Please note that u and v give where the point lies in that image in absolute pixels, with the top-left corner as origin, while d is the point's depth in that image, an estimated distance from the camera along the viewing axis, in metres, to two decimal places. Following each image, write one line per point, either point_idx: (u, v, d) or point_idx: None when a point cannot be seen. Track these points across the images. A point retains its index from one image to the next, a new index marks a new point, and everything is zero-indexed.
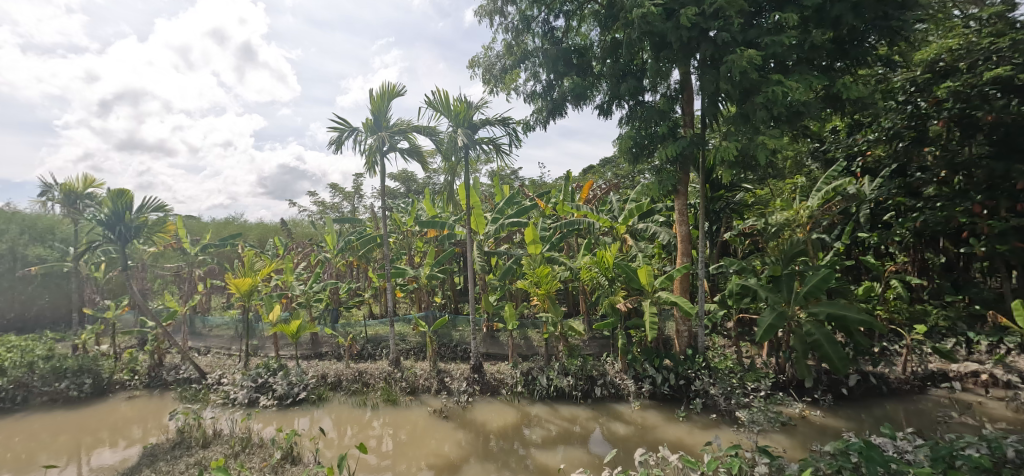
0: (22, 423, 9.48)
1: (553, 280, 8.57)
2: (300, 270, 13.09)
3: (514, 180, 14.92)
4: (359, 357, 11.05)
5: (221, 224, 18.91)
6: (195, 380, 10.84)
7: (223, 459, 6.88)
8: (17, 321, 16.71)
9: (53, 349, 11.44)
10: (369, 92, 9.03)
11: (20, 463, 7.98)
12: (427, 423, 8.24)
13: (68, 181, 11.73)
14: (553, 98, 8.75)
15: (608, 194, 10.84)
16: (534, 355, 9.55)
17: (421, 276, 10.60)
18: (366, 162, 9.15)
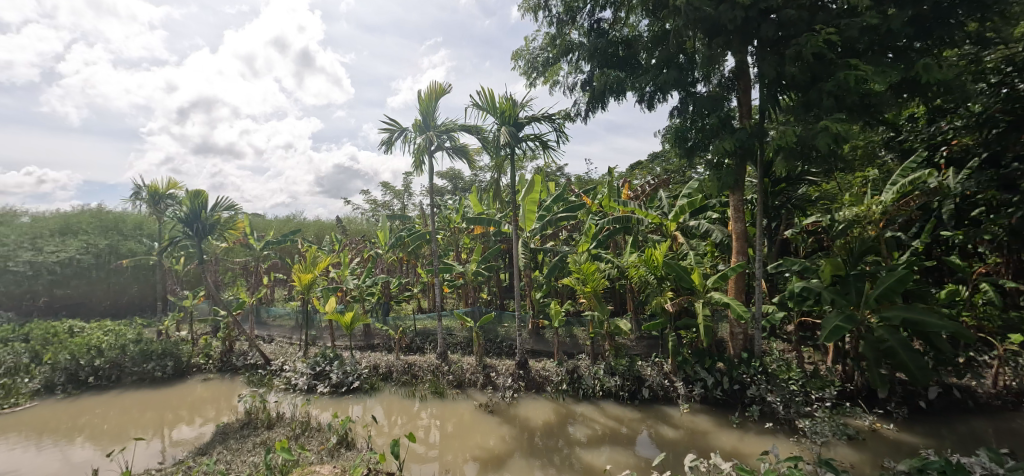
0: (116, 399, 10.52)
1: (599, 278, 8.40)
2: (354, 265, 13.67)
3: (559, 177, 14.78)
4: (409, 349, 11.40)
5: (283, 222, 20.10)
6: (260, 366, 11.59)
7: (286, 441, 7.31)
8: (113, 307, 18.59)
9: (141, 333, 12.59)
10: (418, 93, 9.22)
11: (115, 434, 8.87)
12: (472, 417, 8.36)
13: (153, 182, 12.86)
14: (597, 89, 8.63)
15: (657, 189, 10.48)
16: (579, 354, 9.42)
17: (468, 273, 10.74)
18: (415, 161, 9.37)
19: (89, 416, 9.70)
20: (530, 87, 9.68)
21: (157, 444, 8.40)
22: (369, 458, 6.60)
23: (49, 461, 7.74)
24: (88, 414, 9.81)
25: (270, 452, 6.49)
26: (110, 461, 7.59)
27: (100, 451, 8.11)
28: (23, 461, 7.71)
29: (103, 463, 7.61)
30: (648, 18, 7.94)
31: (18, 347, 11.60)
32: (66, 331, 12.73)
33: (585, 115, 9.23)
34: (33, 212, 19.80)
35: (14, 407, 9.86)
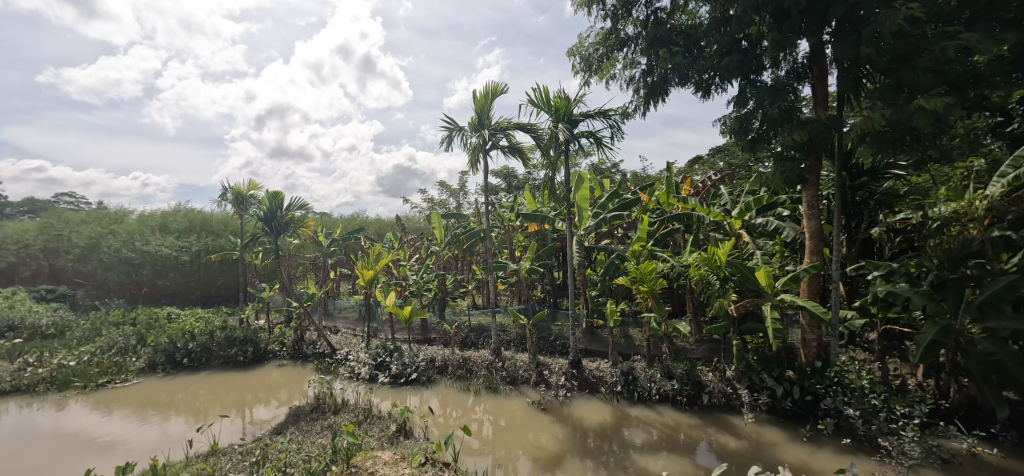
0: (204, 380, 11.56)
1: (657, 277, 8.08)
2: (412, 262, 14.13)
3: (614, 174, 14.41)
4: (464, 344, 11.60)
5: (348, 220, 21.17)
6: (327, 355, 12.28)
7: (351, 426, 7.66)
8: (203, 297, 20.49)
9: (226, 321, 13.74)
10: (473, 93, 9.31)
11: (204, 411, 9.76)
12: (525, 414, 8.35)
13: (236, 184, 13.96)
14: (654, 82, 8.35)
15: (720, 185, 9.93)
16: (635, 355, 9.11)
17: (522, 270, 10.73)
18: (471, 160, 9.46)
19: (183, 394, 10.74)
20: (583, 84, 9.55)
21: (239, 421, 9.15)
22: (427, 447, 6.77)
23: (151, 432, 8.65)
24: (181, 392, 10.86)
25: (336, 435, 6.83)
26: (200, 435, 8.35)
27: (192, 425, 8.95)
28: (130, 431, 8.67)
29: (195, 436, 8.40)
30: (710, 4, 7.52)
31: (127, 329, 13.02)
32: (164, 317, 14.14)
33: (642, 110, 8.94)
34: (138, 212, 22.23)
35: (124, 382, 11.09)
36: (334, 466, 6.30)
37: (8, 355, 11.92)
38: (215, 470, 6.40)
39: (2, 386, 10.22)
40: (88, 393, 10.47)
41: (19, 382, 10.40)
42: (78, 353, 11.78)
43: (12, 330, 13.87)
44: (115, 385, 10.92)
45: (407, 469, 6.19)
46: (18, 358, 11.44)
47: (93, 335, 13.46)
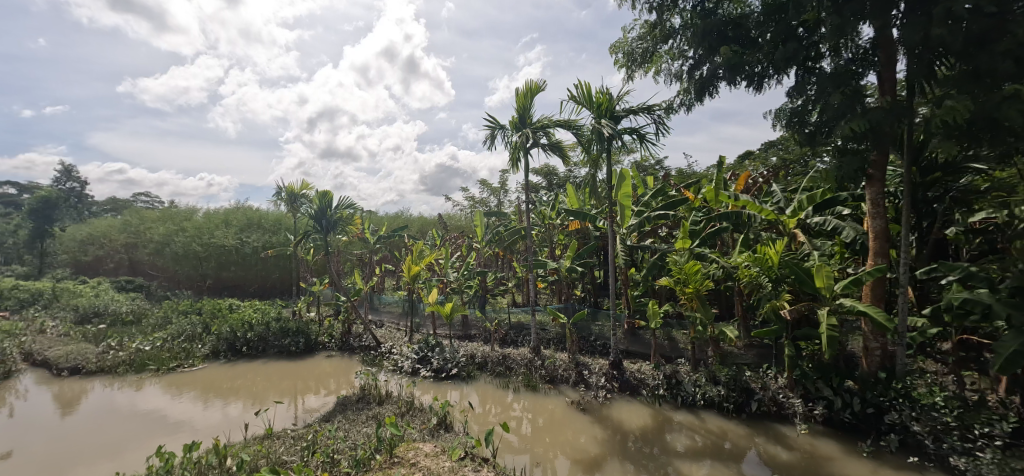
0: (260, 367, 12.20)
1: (703, 278, 7.74)
2: (454, 259, 14.30)
3: (658, 171, 13.99)
4: (504, 342, 11.62)
5: (393, 218, 21.72)
6: (372, 348, 12.64)
7: (394, 417, 7.84)
8: (261, 290, 21.66)
9: (280, 313, 14.44)
10: (514, 91, 9.27)
11: (260, 397, 10.31)
12: (564, 414, 8.25)
13: (290, 184, 14.61)
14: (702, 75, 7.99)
15: (772, 182, 9.39)
16: (679, 358, 8.78)
17: (562, 268, 10.60)
18: (512, 158, 9.43)
19: (242, 380, 11.39)
20: (627, 80, 9.31)
21: (292, 408, 9.60)
22: (466, 441, 6.82)
23: (213, 413, 9.22)
24: (241, 378, 11.51)
25: (380, 425, 7.00)
26: (257, 418, 8.83)
27: (249, 409, 9.48)
28: (195, 412, 9.28)
29: (252, 419, 8.89)
30: None
31: (194, 318, 13.96)
32: (226, 307, 15.04)
33: (689, 105, 8.59)
34: (205, 210, 23.80)
35: (191, 367, 11.87)
36: (378, 455, 6.46)
37: (94, 339, 13.06)
38: (270, 452, 6.72)
39: (89, 366, 11.20)
40: (161, 375, 11.30)
41: (103, 363, 11.35)
42: (152, 338, 12.73)
43: (98, 316, 15.20)
44: (184, 369, 11.72)
45: (447, 462, 6.25)
46: (102, 342, 12.51)
47: (166, 322, 14.51)
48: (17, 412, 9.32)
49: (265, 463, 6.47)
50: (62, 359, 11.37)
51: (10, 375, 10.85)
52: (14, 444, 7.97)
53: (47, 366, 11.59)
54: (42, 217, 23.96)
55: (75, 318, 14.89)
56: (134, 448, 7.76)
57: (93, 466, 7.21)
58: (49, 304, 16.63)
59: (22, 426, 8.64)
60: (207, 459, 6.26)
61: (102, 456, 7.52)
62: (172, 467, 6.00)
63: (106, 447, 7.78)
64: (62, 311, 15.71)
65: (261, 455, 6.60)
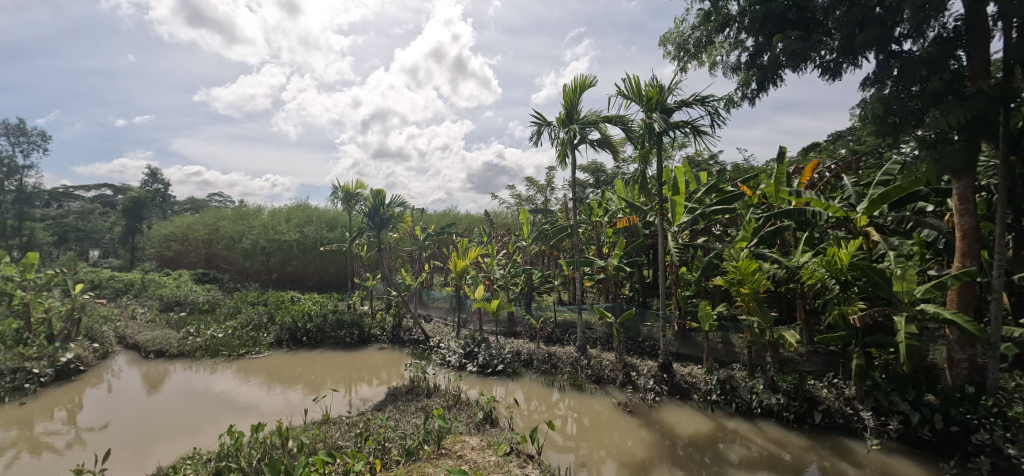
0: (318, 357, 12.78)
1: (762, 279, 7.29)
2: (501, 256, 14.33)
3: (712, 167, 13.35)
4: (549, 340, 11.51)
5: (442, 215, 22.11)
6: (421, 342, 12.92)
7: (442, 409, 7.94)
8: (319, 284, 22.71)
9: (336, 306, 15.06)
10: (562, 87, 9.10)
11: (318, 384, 10.81)
12: (610, 415, 8.05)
13: (345, 183, 15.19)
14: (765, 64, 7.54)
15: (841, 176, 8.69)
16: (734, 363, 8.33)
17: (610, 267, 10.34)
18: (559, 155, 9.28)
19: (302, 368, 12.00)
20: (679, 72, 8.96)
21: (347, 396, 9.98)
22: (512, 437, 6.79)
23: (277, 398, 9.76)
24: (301, 366, 12.13)
25: (428, 417, 7.11)
26: (315, 404, 9.25)
27: (309, 395, 9.96)
28: (261, 396, 9.86)
29: (311, 405, 9.33)
30: None
31: (260, 308, 14.85)
32: (289, 299, 15.89)
33: (751, 97, 8.12)
34: (269, 208, 25.24)
35: (258, 354, 12.63)
36: (427, 445, 6.59)
37: (176, 326, 14.21)
38: (327, 436, 7.01)
39: (171, 350, 12.18)
40: (232, 361, 12.10)
41: (183, 348, 12.31)
42: (224, 326, 13.67)
43: (179, 305, 16.54)
44: (251, 356, 12.49)
45: (493, 457, 6.26)
46: (183, 329, 13.58)
47: (235, 311, 15.53)
48: (113, 388, 10.28)
49: (322, 447, 6.75)
50: (149, 342, 12.45)
51: (107, 355, 11.89)
52: (109, 417, 8.80)
53: (136, 348, 12.72)
54: (134, 216, 26.36)
55: (160, 306, 16.29)
56: (208, 426, 8.35)
57: (173, 441, 7.82)
58: (139, 294, 18.32)
59: (116, 401, 9.53)
60: (271, 441, 6.61)
61: (180, 432, 8.15)
62: (240, 446, 6.40)
63: (185, 424, 8.42)
64: (149, 299, 17.24)
65: (319, 439, 6.89)
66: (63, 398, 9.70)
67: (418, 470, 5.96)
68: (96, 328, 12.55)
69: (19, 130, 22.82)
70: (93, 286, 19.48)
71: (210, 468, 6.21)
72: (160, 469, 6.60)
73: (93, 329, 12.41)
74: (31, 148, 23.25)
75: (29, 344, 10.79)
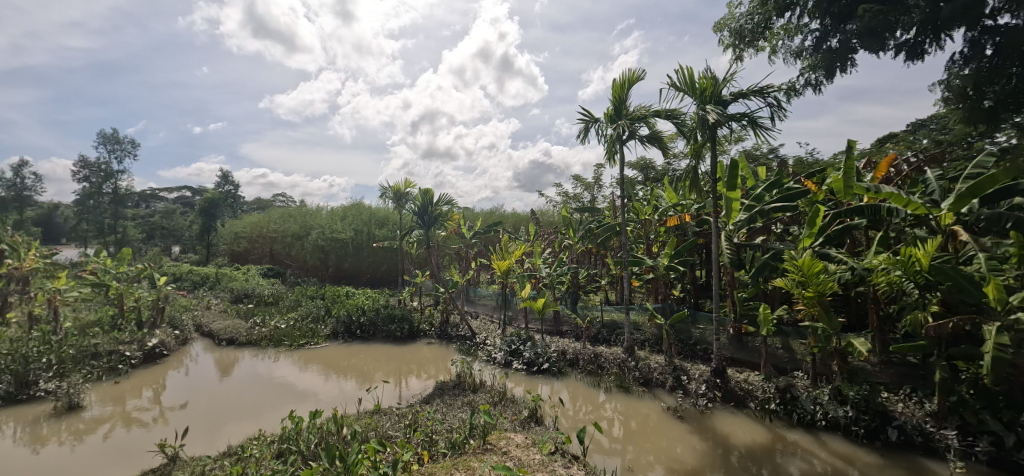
0: (369, 349, 13.19)
1: (827, 281, 6.77)
2: (547, 255, 14.20)
3: (772, 161, 12.57)
4: (595, 340, 11.28)
5: (488, 214, 22.21)
6: (468, 338, 13.04)
7: (487, 405, 7.97)
8: (372, 279, 23.51)
9: (388, 301, 15.51)
10: (610, 81, 8.86)
11: (369, 376, 11.15)
12: (658, 420, 7.75)
13: (395, 183, 15.60)
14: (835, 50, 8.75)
15: (923, 169, 7.87)
16: (795, 371, 7.78)
17: (659, 266, 9.94)
18: (607, 152, 9.02)
19: (356, 359, 12.44)
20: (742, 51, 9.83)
21: (397, 388, 10.24)
22: (556, 436, 6.70)
23: (332, 386, 10.19)
24: (355, 357, 12.59)
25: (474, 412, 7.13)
26: (367, 394, 9.57)
27: (362, 386, 10.31)
28: (318, 384, 10.32)
29: (364, 395, 9.64)
30: None
31: (318, 302, 15.55)
32: (344, 294, 16.55)
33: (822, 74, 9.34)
34: (326, 207, 26.41)
35: (316, 345, 13.24)
36: (472, 440, 6.61)
37: (245, 316, 15.19)
38: (378, 426, 7.20)
39: (240, 339, 13.02)
40: (293, 351, 12.75)
41: (250, 337, 13.12)
42: (287, 318, 14.43)
43: (247, 297, 17.66)
44: (310, 346, 13.11)
45: (538, 455, 6.18)
46: (250, 319, 14.50)
47: (296, 304, 16.36)
48: (190, 371, 11.10)
49: (374, 435, 6.96)
50: (221, 331, 13.38)
51: (186, 341, 12.85)
52: (187, 397, 9.50)
53: (211, 336, 13.67)
54: (209, 215, 28.42)
55: (231, 298, 17.48)
56: (271, 410, 8.83)
57: (240, 423, 8.33)
58: (213, 286, 19.77)
59: (193, 384, 10.28)
60: (328, 427, 6.86)
61: (247, 415, 8.67)
62: (300, 430, 6.67)
63: (251, 407, 8.96)
64: (221, 291, 18.54)
65: (371, 427, 7.10)
66: (149, 378, 10.54)
67: (463, 464, 5.99)
68: (177, 317, 13.63)
69: (113, 138, 25.11)
70: (174, 279, 21.25)
71: (273, 450, 6.55)
72: (230, 447, 7.02)
73: (174, 317, 13.45)
74: (123, 155, 25.52)
75: (122, 329, 11.85)
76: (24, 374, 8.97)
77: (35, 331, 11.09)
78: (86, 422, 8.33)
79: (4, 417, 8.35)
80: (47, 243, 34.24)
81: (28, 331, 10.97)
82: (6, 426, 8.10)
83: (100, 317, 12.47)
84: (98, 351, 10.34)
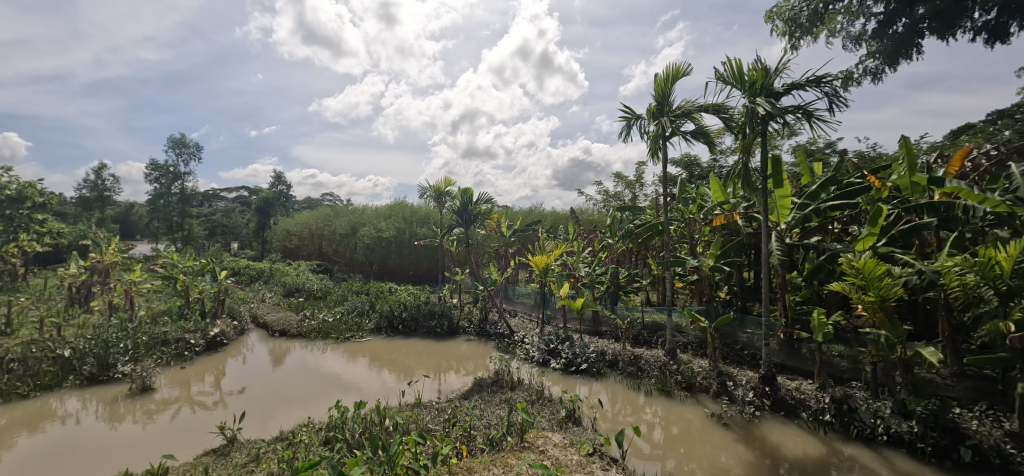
0: (411, 344, 13.42)
1: (891, 285, 6.27)
2: (586, 254, 13.99)
3: (829, 156, 11.83)
4: (636, 342, 11.00)
5: (528, 212, 22.14)
6: (507, 336, 13.04)
7: (525, 403, 7.94)
8: (414, 276, 23.95)
9: (429, 297, 15.75)
10: (653, 76, 8.57)
11: (410, 370, 11.35)
12: (701, 426, 7.44)
13: (436, 182, 15.81)
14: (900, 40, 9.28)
15: (1007, 163, 7.15)
16: (853, 381, 7.27)
17: (704, 267, 9.54)
18: (650, 149, 8.73)
19: (398, 353, 12.71)
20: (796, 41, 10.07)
21: (437, 383, 10.37)
22: (595, 438, 6.57)
23: (375, 379, 10.43)
24: (397, 352, 12.86)
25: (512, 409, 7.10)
26: (409, 388, 9.74)
27: (403, 379, 10.51)
28: (363, 376, 10.61)
29: (405, 389, 9.82)
30: None
31: (364, 297, 16.01)
32: (387, 290, 16.96)
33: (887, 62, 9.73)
34: (371, 205, 27.16)
35: (361, 338, 13.62)
36: (510, 437, 6.59)
37: (296, 309, 15.87)
38: (418, 419, 7.30)
39: (292, 331, 13.60)
40: (339, 344, 13.18)
41: (301, 329, 13.68)
42: (334, 311, 14.93)
43: (299, 291, 18.46)
44: (355, 340, 13.50)
45: (576, 456, 6.08)
46: (301, 312, 15.13)
47: (343, 298, 16.92)
48: (246, 360, 11.70)
49: (415, 427, 7.06)
50: (275, 323, 14.03)
51: (244, 331, 13.55)
52: (244, 384, 10.02)
53: (265, 327, 14.37)
54: (265, 213, 29.87)
55: (284, 292, 18.32)
56: (319, 399, 9.16)
57: (290, 409, 8.70)
58: (268, 280, 20.80)
59: (250, 371, 10.83)
60: (371, 417, 7.02)
61: (296, 402, 9.03)
62: (345, 419, 6.86)
63: (300, 396, 9.31)
64: (275, 285, 19.47)
65: (411, 420, 7.21)
66: (211, 365, 11.17)
67: (501, 460, 5.98)
68: (236, 308, 14.40)
69: (180, 142, 26.85)
70: (233, 273, 22.53)
71: (321, 437, 6.76)
72: (282, 432, 7.31)
73: (234, 308, 14.22)
74: (190, 158, 27.27)
75: (188, 318, 12.65)
76: (105, 356, 9.61)
77: (114, 318, 11.99)
78: (156, 404, 8.92)
79: (88, 395, 9.03)
80: (124, 238, 37.07)
81: (108, 318, 11.87)
82: (89, 404, 8.77)
83: (169, 307, 13.33)
84: (167, 339, 11.00)
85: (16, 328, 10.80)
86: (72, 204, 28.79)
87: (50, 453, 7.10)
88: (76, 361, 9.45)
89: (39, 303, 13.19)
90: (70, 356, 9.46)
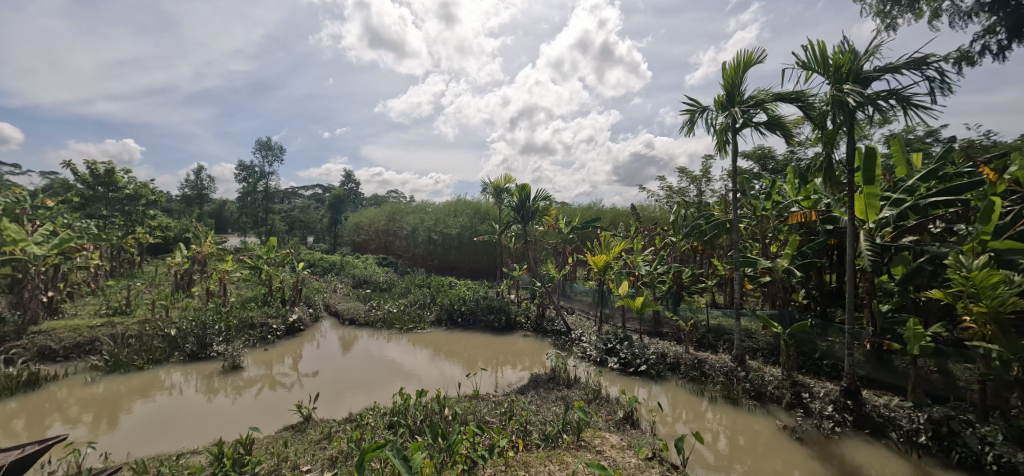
0: (470, 337, 13.60)
1: (1009, 294, 5.48)
2: (646, 252, 13.45)
3: (930, 146, 10.61)
4: (699, 345, 10.44)
5: (588, 208, 21.73)
6: (563, 333, 12.88)
7: (581, 402, 7.78)
8: (472, 272, 24.26)
9: (487, 292, 15.91)
10: (721, 65, 8.05)
11: (470, 362, 11.50)
12: (770, 439, 6.91)
13: (495, 179, 15.91)
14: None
15: None
16: (955, 402, 6.45)
17: (777, 267, 8.85)
18: (717, 143, 8.20)
19: (457, 346, 12.94)
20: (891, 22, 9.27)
21: (494, 377, 10.41)
22: (655, 442, 6.31)
23: (436, 370, 10.67)
24: (457, 344, 13.09)
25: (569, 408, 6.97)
26: (467, 380, 9.85)
27: (463, 371, 10.66)
28: (424, 366, 10.90)
29: (463, 381, 9.95)
30: None
31: (426, 290, 16.47)
32: (448, 284, 17.34)
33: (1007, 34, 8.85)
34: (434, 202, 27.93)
35: (422, 330, 14.02)
36: (566, 435, 6.48)
37: (364, 300, 16.64)
38: (476, 410, 7.38)
39: (360, 320, 14.29)
40: (402, 334, 13.66)
41: (368, 319, 14.33)
42: (398, 303, 15.48)
43: (366, 283, 19.33)
44: (417, 331, 13.92)
45: (634, 459, 5.87)
46: (369, 303, 15.85)
47: (407, 290, 17.53)
48: (320, 345, 12.43)
49: (473, 418, 7.13)
50: (345, 312, 14.81)
51: (318, 318, 14.40)
52: (317, 367, 10.63)
53: (336, 315, 15.21)
54: (337, 209, 31.57)
55: (354, 283, 19.27)
56: (383, 386, 9.51)
57: (356, 393, 9.13)
58: (339, 272, 21.99)
59: (322, 356, 11.48)
60: (431, 406, 7.17)
61: (363, 387, 9.42)
62: (408, 406, 7.02)
63: (367, 382, 9.71)
64: (346, 277, 20.55)
65: (470, 411, 7.30)
66: (290, 348, 11.97)
67: (557, 457, 5.88)
68: (312, 298, 15.35)
69: (265, 145, 28.99)
70: (308, 264, 24.07)
71: (386, 421, 6.99)
72: (351, 414, 7.66)
73: (310, 297, 15.14)
74: (275, 158, 29.39)
75: (270, 304, 13.65)
76: (203, 337, 10.58)
77: (210, 302, 13.16)
78: (244, 381, 9.69)
79: (189, 369, 9.97)
80: (218, 232, 40.72)
81: (205, 303, 13.06)
82: (190, 377, 9.69)
83: (255, 294, 14.45)
84: (253, 323, 11.92)
85: (133, 308, 12.12)
86: (177, 200, 31.98)
87: (159, 418, 7.91)
88: (180, 340, 10.43)
89: (151, 287, 14.77)
90: (175, 335, 10.45)
